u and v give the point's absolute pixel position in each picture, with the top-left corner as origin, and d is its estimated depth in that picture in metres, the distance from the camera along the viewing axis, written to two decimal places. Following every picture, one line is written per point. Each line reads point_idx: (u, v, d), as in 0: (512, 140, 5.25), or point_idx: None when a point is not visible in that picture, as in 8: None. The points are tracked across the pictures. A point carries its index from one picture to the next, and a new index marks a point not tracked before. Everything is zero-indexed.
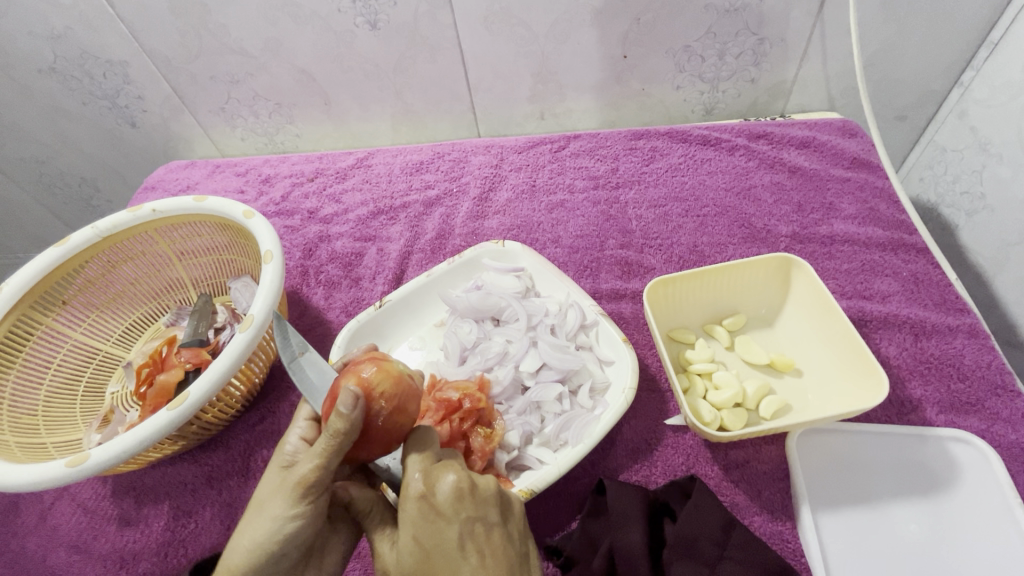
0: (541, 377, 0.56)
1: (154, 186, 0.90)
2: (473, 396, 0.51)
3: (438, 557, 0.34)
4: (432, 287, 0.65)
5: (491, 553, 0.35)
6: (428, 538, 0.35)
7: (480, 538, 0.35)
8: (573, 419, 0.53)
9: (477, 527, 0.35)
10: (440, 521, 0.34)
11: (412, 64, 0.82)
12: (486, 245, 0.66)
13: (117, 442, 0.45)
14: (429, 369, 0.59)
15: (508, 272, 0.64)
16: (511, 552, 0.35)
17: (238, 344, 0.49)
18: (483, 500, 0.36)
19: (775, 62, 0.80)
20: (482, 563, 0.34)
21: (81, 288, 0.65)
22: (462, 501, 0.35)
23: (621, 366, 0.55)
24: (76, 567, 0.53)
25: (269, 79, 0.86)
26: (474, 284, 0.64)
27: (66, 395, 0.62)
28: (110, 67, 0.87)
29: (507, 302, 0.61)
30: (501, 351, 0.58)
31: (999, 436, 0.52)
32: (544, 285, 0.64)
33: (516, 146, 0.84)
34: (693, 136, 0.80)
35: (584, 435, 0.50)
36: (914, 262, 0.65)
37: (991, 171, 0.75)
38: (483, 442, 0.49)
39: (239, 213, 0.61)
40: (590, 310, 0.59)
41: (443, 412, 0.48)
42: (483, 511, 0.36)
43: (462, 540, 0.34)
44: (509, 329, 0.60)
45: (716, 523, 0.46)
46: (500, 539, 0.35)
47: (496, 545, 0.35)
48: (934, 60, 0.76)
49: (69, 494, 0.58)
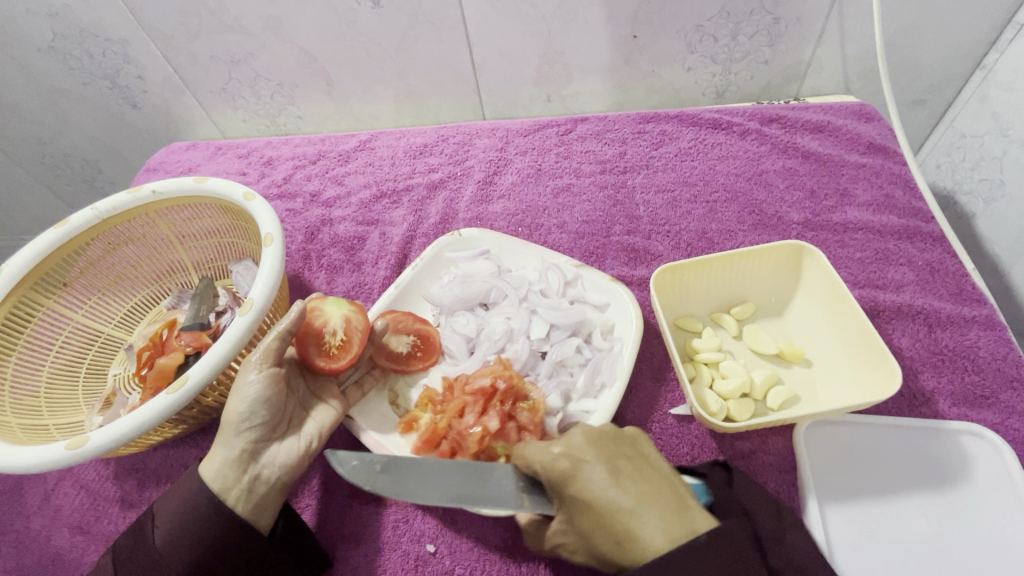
0: (554, 340, 0.56)
1: (156, 168, 0.90)
2: (503, 375, 0.50)
3: (600, 500, 0.37)
4: (410, 290, 0.61)
5: (642, 477, 0.38)
6: (582, 488, 0.38)
7: (630, 466, 0.39)
8: (600, 363, 0.54)
9: (622, 461, 0.39)
10: (584, 464, 0.39)
11: (415, 44, 0.80)
12: (443, 237, 0.64)
13: (117, 425, 0.45)
14: (438, 374, 0.56)
15: (475, 258, 0.64)
16: (660, 479, 0.39)
17: (238, 327, 0.48)
18: (615, 441, 0.41)
19: (790, 43, 0.77)
20: (638, 485, 0.38)
21: (82, 269, 0.65)
22: (599, 446, 0.40)
23: (618, 305, 0.58)
24: (80, 548, 0.53)
25: (270, 59, 0.85)
26: (451, 277, 0.62)
27: (67, 378, 0.61)
28: (110, 46, 0.85)
29: (491, 283, 0.59)
30: (506, 330, 0.57)
31: (1012, 430, 0.50)
32: (511, 260, 0.64)
33: (522, 129, 0.83)
34: (704, 119, 0.78)
35: (619, 370, 0.52)
36: (930, 251, 0.63)
37: (1011, 158, 0.73)
38: (529, 415, 0.49)
39: (239, 195, 0.60)
40: (568, 265, 0.60)
41: (482, 400, 0.49)
42: (618, 449, 0.41)
43: (611, 468, 0.39)
44: (502, 308, 0.59)
45: (766, 500, 0.43)
46: (643, 464, 0.40)
47: (645, 469, 0.39)
48: (958, 42, 0.73)
49: (72, 475, 0.58)
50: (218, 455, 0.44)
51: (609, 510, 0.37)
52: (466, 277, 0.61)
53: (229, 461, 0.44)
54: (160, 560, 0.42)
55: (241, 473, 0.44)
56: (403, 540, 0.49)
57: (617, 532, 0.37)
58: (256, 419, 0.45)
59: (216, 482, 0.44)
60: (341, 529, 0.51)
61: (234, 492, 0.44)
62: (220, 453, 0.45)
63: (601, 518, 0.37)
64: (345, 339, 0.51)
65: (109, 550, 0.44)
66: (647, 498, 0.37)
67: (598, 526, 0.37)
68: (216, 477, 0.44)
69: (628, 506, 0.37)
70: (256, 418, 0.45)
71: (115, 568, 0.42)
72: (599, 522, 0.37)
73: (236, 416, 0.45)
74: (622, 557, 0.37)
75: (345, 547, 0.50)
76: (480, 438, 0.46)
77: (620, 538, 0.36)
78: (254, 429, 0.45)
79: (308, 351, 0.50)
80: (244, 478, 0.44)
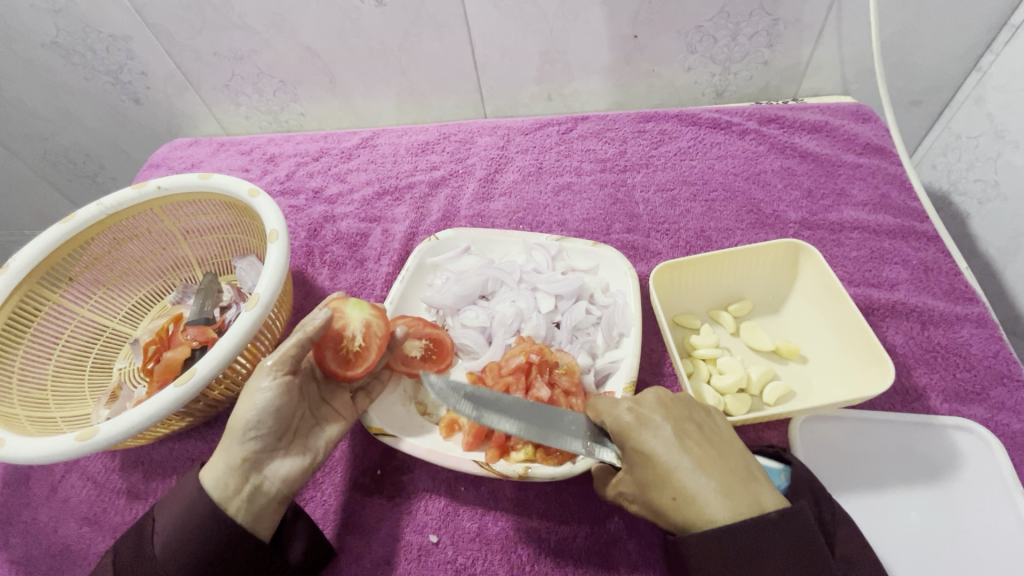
0: (563, 309, 0.59)
1: (159, 164, 0.90)
2: (534, 349, 0.52)
3: (661, 455, 0.38)
4: (411, 291, 0.62)
5: (709, 445, 0.39)
6: (644, 441, 0.39)
7: (697, 432, 0.40)
8: (612, 315, 0.57)
9: (690, 426, 0.40)
10: (655, 424, 0.40)
11: (417, 42, 0.81)
12: (420, 246, 0.65)
13: (126, 418, 0.46)
14: (461, 370, 0.57)
15: (460, 256, 0.65)
16: (732, 450, 0.39)
17: (245, 322, 0.49)
18: (687, 409, 0.42)
19: (789, 44, 0.78)
20: (704, 451, 0.38)
21: (87, 264, 0.66)
22: (668, 410, 0.41)
23: (608, 263, 0.62)
24: (86, 539, 0.54)
25: (273, 56, 0.85)
26: (444, 279, 0.63)
27: (74, 371, 0.62)
28: (113, 42, 0.86)
29: (486, 274, 0.61)
30: (515, 312, 0.58)
31: (1002, 425, 0.51)
32: (491, 251, 0.66)
33: (523, 127, 0.83)
34: (703, 119, 0.79)
35: (630, 316, 0.55)
36: (924, 250, 0.64)
37: (1006, 159, 0.74)
38: (567, 379, 0.51)
39: (244, 191, 0.61)
40: (551, 242, 0.63)
41: (523, 377, 0.51)
42: (687, 415, 0.41)
43: (679, 430, 0.39)
44: (503, 294, 0.61)
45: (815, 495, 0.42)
46: (714, 434, 0.40)
47: (712, 437, 0.40)
48: (954, 44, 0.74)
49: (79, 468, 0.59)
50: (220, 461, 0.44)
51: (669, 468, 0.38)
52: (460, 275, 0.62)
53: (230, 470, 0.44)
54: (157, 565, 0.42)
55: (242, 483, 0.44)
56: (406, 531, 0.51)
57: (674, 488, 0.37)
58: (262, 429, 0.45)
59: (217, 490, 0.43)
60: (346, 520, 0.52)
61: (233, 502, 0.44)
62: (222, 461, 0.44)
63: (665, 473, 0.38)
64: (363, 344, 0.51)
65: (109, 552, 0.44)
66: (709, 464, 0.37)
67: (660, 481, 0.38)
68: (217, 485, 0.44)
69: (689, 466, 0.37)
70: (264, 427, 0.45)
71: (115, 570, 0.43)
72: (658, 476, 0.38)
73: (243, 424, 0.45)
74: (675, 516, 0.38)
75: (351, 537, 0.51)
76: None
77: (675, 495, 0.37)
78: (260, 438, 0.45)
79: (326, 357, 0.51)
80: (245, 487, 0.44)
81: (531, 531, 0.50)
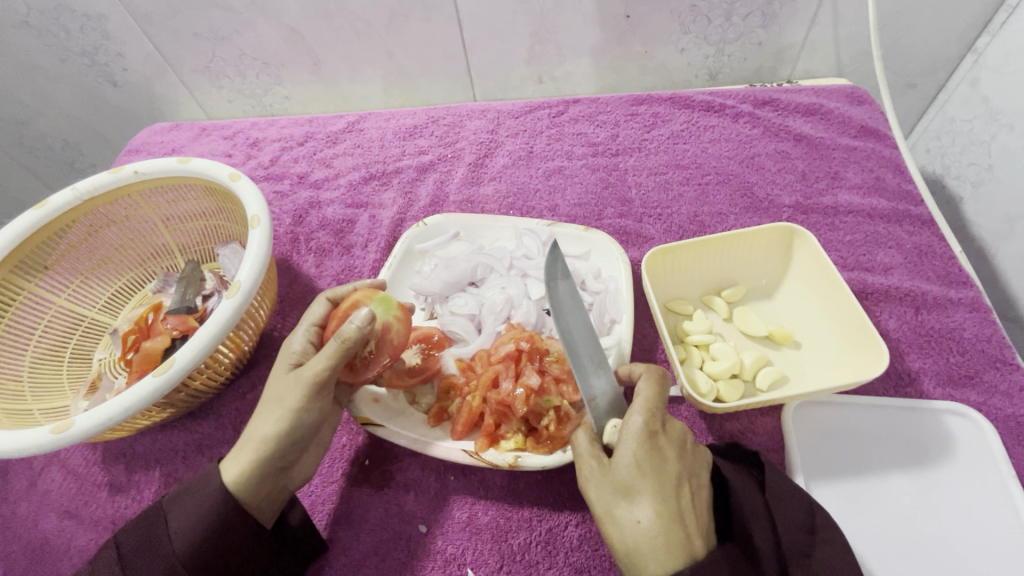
0: None
1: (139, 149, 0.87)
2: (524, 337, 0.51)
3: (653, 480, 0.39)
4: (398, 280, 0.61)
5: (697, 502, 0.40)
6: (647, 458, 0.40)
7: (694, 489, 0.40)
8: (604, 301, 0.56)
9: (691, 478, 0.41)
10: (665, 456, 0.40)
11: (404, 22, 0.78)
12: (408, 232, 0.63)
13: (103, 410, 0.44)
14: (450, 356, 0.54)
15: (446, 243, 0.63)
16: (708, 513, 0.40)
17: (226, 311, 0.48)
18: (696, 462, 0.42)
19: (784, 24, 0.76)
20: (692, 503, 0.39)
21: (64, 252, 0.64)
22: (685, 456, 0.41)
23: (597, 248, 0.61)
24: (67, 532, 0.53)
25: (255, 37, 0.82)
26: (431, 265, 0.61)
27: (52, 361, 0.60)
28: (87, 22, 0.82)
29: (475, 260, 0.60)
30: (505, 298, 0.57)
31: (995, 409, 0.51)
32: (481, 236, 0.65)
33: (513, 110, 0.82)
34: (696, 102, 0.77)
35: (623, 303, 0.55)
36: (919, 234, 0.64)
37: (1000, 142, 0.73)
38: (558, 368, 0.50)
39: (225, 175, 0.59)
40: (542, 228, 0.62)
41: (512, 365, 0.49)
42: (696, 469, 0.42)
43: (683, 476, 0.40)
44: (493, 281, 0.60)
45: (801, 509, 0.42)
46: (704, 495, 0.41)
47: (704, 500, 0.40)
48: (950, 24, 0.73)
49: (59, 461, 0.57)
50: (235, 467, 0.43)
51: (653, 497, 0.38)
52: (447, 261, 0.61)
53: (259, 480, 0.43)
54: (175, 562, 0.40)
55: (270, 488, 0.44)
56: (394, 522, 0.50)
57: (643, 513, 0.38)
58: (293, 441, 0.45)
59: (244, 492, 0.43)
60: (333, 513, 0.51)
61: (262, 504, 0.44)
62: (251, 466, 0.43)
63: (641, 493, 0.39)
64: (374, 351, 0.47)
65: (110, 542, 0.42)
66: (687, 517, 0.38)
67: (634, 493, 0.39)
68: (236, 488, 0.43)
69: (673, 508, 0.38)
70: (293, 439, 0.45)
71: (121, 565, 0.40)
72: (633, 492, 0.39)
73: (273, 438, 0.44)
74: (626, 532, 0.38)
75: (339, 529, 0.50)
76: (527, 398, 0.47)
77: (640, 518, 0.38)
78: (292, 448, 0.45)
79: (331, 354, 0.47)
80: (271, 492, 0.44)
81: (523, 519, 0.49)
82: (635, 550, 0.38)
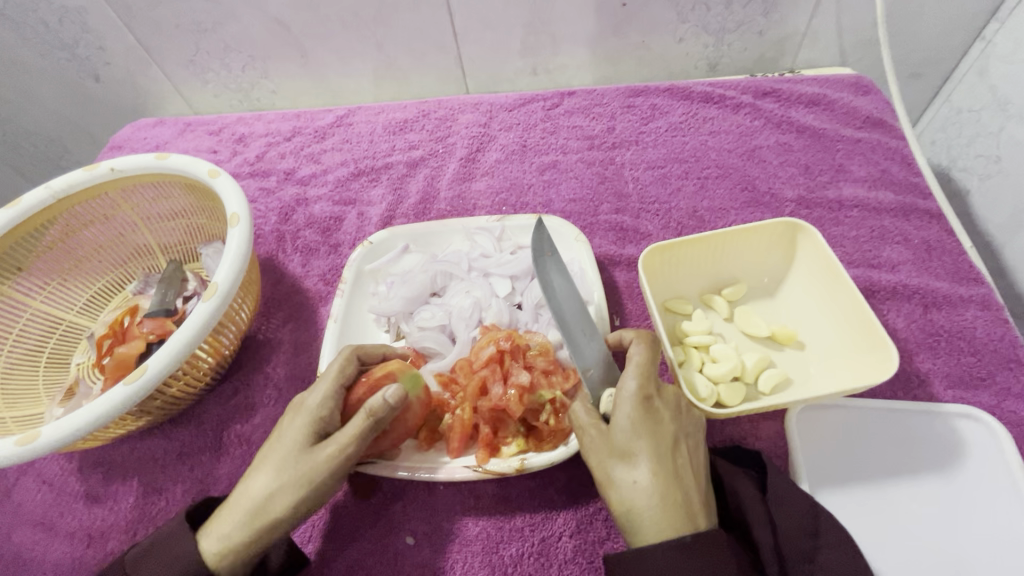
0: (521, 290, 0.57)
1: (122, 145, 0.85)
2: (506, 335, 0.49)
3: (649, 441, 0.38)
4: (355, 299, 0.58)
5: (692, 463, 0.39)
6: (642, 420, 0.38)
7: (689, 448, 0.40)
8: (573, 285, 0.55)
9: (687, 438, 0.40)
10: (661, 418, 0.39)
11: (392, 12, 0.75)
12: (354, 253, 0.60)
13: (72, 421, 0.42)
14: (428, 371, 0.52)
15: (398, 257, 0.60)
16: (703, 474, 0.40)
17: (202, 314, 0.46)
18: (690, 420, 0.41)
19: (786, 12, 0.74)
20: (687, 464, 0.38)
21: (40, 252, 0.61)
22: (679, 416, 0.40)
23: (553, 237, 0.60)
24: (41, 546, 0.51)
25: (239, 28, 0.80)
26: (388, 283, 0.59)
27: (27, 367, 0.58)
28: (66, 14, 0.80)
29: (431, 269, 0.58)
30: (472, 302, 0.55)
31: (1009, 412, 0.49)
32: (433, 244, 0.62)
33: (507, 103, 0.79)
34: (695, 93, 0.75)
35: (592, 284, 0.54)
36: (927, 229, 0.61)
37: (1009, 133, 0.71)
38: (543, 360, 0.48)
39: (204, 172, 0.56)
40: (491, 224, 0.60)
41: (499, 369, 0.47)
42: (691, 428, 0.41)
43: (677, 437, 0.39)
44: (455, 287, 0.57)
45: (804, 511, 0.40)
46: (698, 456, 0.40)
47: (699, 459, 0.40)
48: (958, 11, 0.70)
49: (34, 470, 0.55)
50: (236, 538, 0.40)
51: (649, 458, 0.37)
52: (404, 275, 0.58)
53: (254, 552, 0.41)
54: None
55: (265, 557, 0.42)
56: (381, 532, 0.48)
57: (641, 473, 0.37)
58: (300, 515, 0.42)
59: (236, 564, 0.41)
60: (318, 525, 0.48)
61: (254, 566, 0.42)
62: (245, 544, 0.40)
63: (639, 454, 0.38)
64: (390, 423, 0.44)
65: None
66: (683, 477, 0.38)
67: (631, 454, 0.38)
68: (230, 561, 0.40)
69: (668, 467, 0.37)
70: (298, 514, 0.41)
71: None
72: (629, 454, 0.38)
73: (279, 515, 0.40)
74: (623, 493, 0.38)
75: (324, 541, 0.48)
76: (520, 397, 0.45)
77: (638, 479, 0.37)
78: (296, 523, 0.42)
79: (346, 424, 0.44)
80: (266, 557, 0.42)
81: (515, 529, 0.47)
82: (634, 510, 0.37)
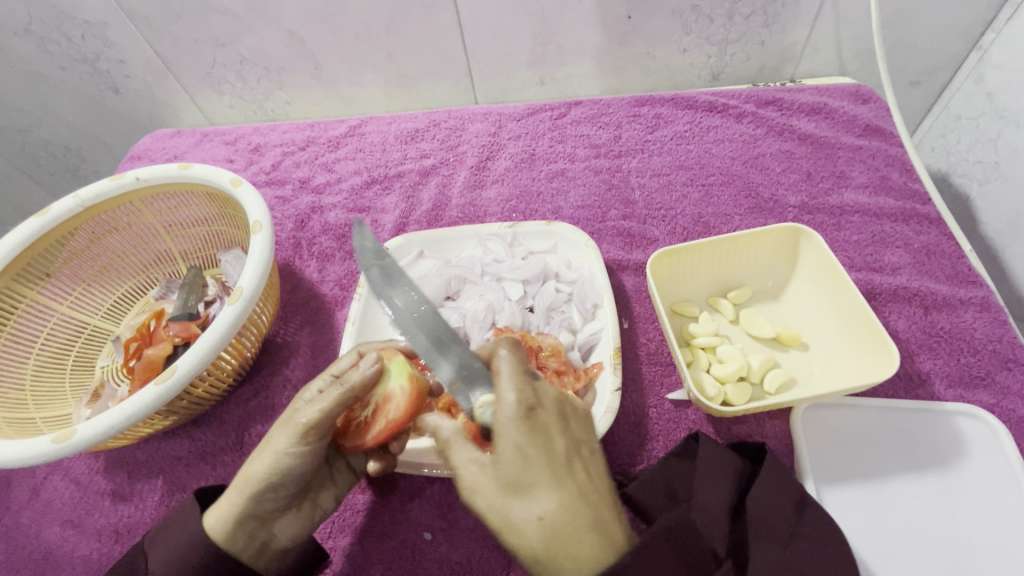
0: (532, 293, 0.59)
1: (141, 155, 0.87)
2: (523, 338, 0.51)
3: (545, 465, 0.33)
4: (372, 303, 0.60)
5: (592, 470, 0.35)
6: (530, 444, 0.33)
7: (585, 456, 0.36)
8: (582, 287, 0.57)
9: (582, 447, 0.36)
10: (548, 431, 0.34)
11: (404, 25, 0.78)
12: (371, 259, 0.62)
13: (107, 417, 0.44)
14: None
15: (411, 263, 0.62)
16: (607, 481, 0.36)
17: (227, 317, 0.48)
18: (577, 422, 0.37)
19: (787, 23, 0.76)
20: (588, 477, 0.34)
21: (67, 259, 0.64)
22: (566, 421, 0.36)
23: (563, 240, 0.62)
24: (69, 542, 0.52)
25: (255, 41, 0.82)
26: None
27: (54, 369, 0.60)
28: (88, 29, 0.82)
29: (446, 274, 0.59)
30: (486, 306, 0.57)
31: (1008, 410, 0.51)
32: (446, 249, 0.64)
33: (516, 113, 0.81)
34: (699, 102, 0.77)
35: (600, 286, 0.56)
36: (926, 233, 0.63)
37: (1006, 139, 0.72)
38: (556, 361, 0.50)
39: (227, 181, 0.59)
40: (504, 229, 0.62)
41: None
42: (581, 433, 0.36)
43: (571, 452, 0.34)
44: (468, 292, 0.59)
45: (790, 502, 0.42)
46: (596, 463, 0.36)
47: (597, 465, 0.36)
48: (954, 22, 0.72)
49: (62, 469, 0.57)
50: (227, 506, 0.42)
51: (546, 485, 0.32)
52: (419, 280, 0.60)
53: (231, 524, 0.42)
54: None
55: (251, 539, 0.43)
56: (399, 529, 0.49)
57: (544, 507, 0.32)
58: (281, 491, 0.42)
59: (223, 541, 0.42)
60: (337, 522, 0.50)
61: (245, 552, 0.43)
62: (229, 514, 0.42)
63: (538, 486, 0.32)
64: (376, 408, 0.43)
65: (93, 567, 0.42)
66: (589, 492, 0.33)
67: (528, 488, 0.32)
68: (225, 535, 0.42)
69: (573, 490, 0.33)
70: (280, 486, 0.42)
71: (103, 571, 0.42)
72: (523, 487, 0.32)
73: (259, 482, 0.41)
74: (528, 537, 0.32)
75: (344, 538, 0.49)
76: None
77: (542, 516, 0.32)
78: (279, 498, 0.42)
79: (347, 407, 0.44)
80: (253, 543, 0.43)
81: None
82: (542, 553, 0.32)
